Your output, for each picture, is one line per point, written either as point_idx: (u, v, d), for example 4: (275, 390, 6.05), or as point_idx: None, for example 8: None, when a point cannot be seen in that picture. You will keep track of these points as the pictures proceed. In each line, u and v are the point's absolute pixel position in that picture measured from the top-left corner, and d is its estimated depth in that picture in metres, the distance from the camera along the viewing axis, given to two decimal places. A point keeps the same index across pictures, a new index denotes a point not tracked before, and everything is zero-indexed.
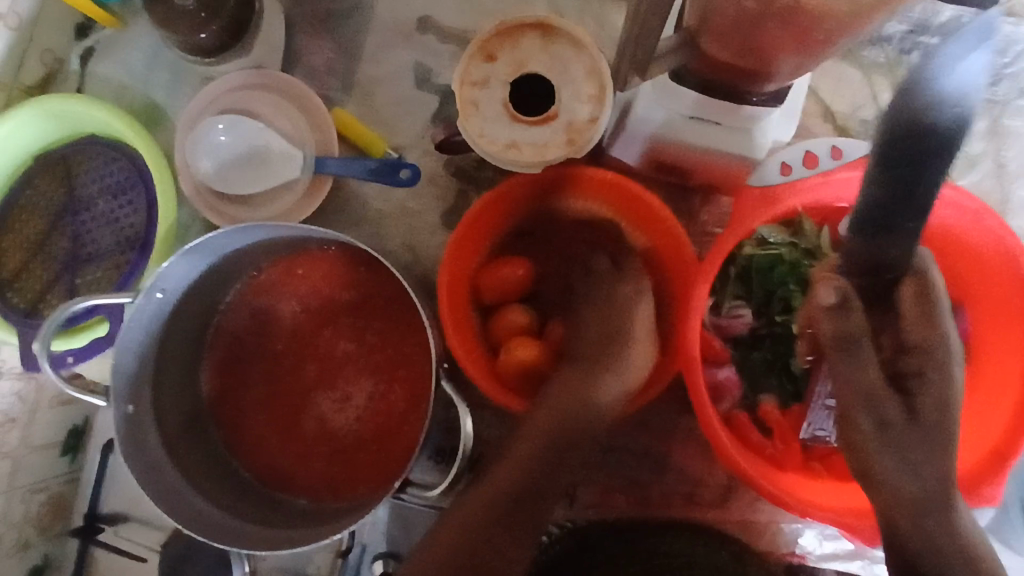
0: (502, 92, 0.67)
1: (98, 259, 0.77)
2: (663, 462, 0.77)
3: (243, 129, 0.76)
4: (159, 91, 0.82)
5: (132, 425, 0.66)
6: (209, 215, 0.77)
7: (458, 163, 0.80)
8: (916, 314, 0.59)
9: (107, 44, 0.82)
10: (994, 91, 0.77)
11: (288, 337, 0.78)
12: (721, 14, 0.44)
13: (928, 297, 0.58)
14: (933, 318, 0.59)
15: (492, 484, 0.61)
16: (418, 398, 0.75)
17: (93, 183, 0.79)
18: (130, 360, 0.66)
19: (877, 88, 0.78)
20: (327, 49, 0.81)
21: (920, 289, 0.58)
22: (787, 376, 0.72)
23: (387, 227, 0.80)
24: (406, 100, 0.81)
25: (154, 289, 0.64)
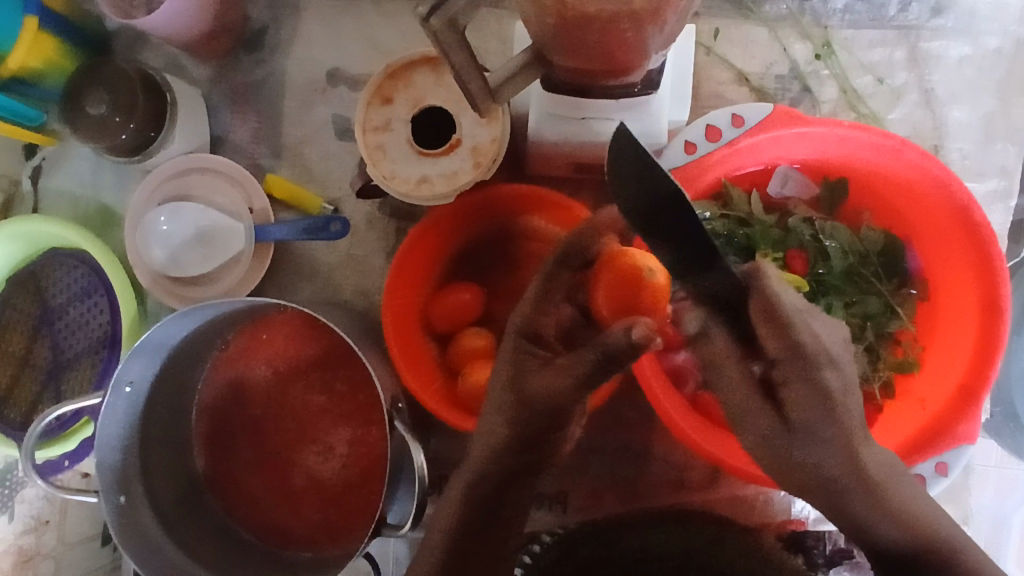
0: (405, 131, 0.69)
1: (78, 362, 0.83)
2: (647, 456, 0.78)
3: (183, 213, 0.78)
4: (107, 193, 0.86)
5: (126, 513, 0.70)
6: (170, 301, 0.80)
7: (393, 204, 0.82)
8: (769, 331, 0.53)
9: (53, 159, 0.86)
10: (904, 18, 0.76)
11: (265, 400, 0.80)
12: (544, 31, 0.45)
13: (776, 311, 0.52)
14: (786, 327, 0.53)
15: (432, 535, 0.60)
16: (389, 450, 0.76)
17: (61, 292, 0.83)
18: (113, 454, 0.70)
19: (786, 40, 0.76)
20: (251, 121, 0.84)
21: (766, 305, 0.53)
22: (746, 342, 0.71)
23: (338, 278, 0.83)
24: (335, 154, 0.84)
25: (121, 384, 0.67)
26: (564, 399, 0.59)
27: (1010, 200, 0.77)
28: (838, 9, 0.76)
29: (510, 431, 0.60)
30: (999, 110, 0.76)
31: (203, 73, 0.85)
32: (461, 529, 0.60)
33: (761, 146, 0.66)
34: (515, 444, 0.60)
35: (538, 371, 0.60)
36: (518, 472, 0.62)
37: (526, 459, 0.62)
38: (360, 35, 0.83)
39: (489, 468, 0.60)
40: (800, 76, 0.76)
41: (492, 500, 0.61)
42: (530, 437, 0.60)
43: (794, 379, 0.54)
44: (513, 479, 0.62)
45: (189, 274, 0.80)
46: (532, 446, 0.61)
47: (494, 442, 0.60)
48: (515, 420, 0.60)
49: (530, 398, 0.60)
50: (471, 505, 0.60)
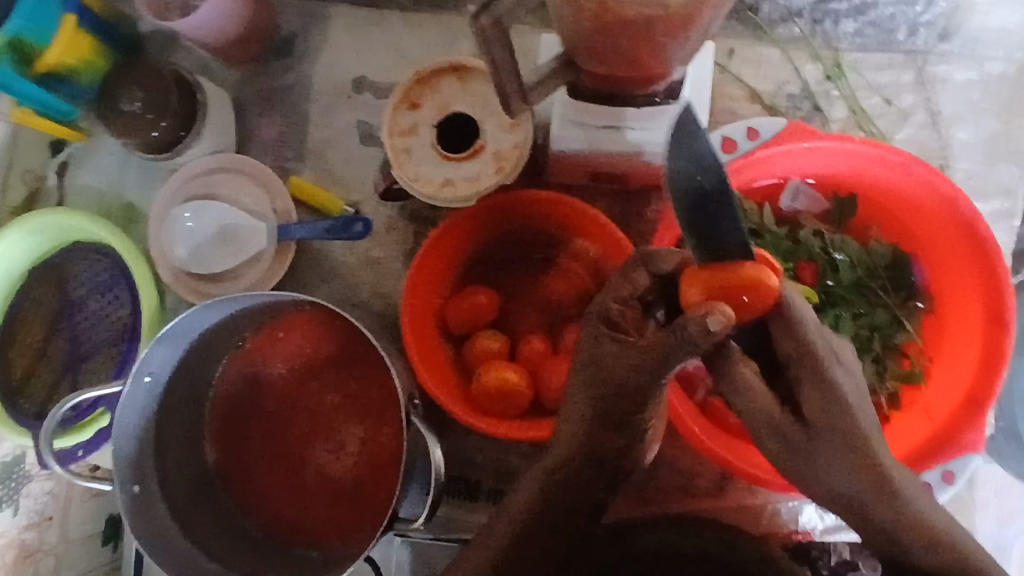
0: (430, 136, 0.72)
1: (95, 354, 0.84)
2: (655, 463, 0.79)
3: (208, 211, 0.81)
4: (130, 191, 0.88)
5: (139, 502, 0.71)
6: (189, 296, 0.82)
7: (411, 209, 0.84)
8: (780, 328, 0.52)
9: (79, 156, 0.89)
10: (913, 43, 0.79)
11: (278, 397, 0.81)
12: (576, 33, 0.47)
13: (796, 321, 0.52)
14: (798, 329, 0.52)
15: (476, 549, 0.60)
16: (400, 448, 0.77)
17: (82, 285, 0.85)
18: (129, 443, 0.71)
19: (798, 62, 0.79)
20: (276, 124, 0.87)
21: (786, 321, 0.52)
22: None
23: (354, 278, 0.84)
24: (356, 158, 0.86)
25: (141, 373, 0.69)
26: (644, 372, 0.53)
27: (1014, 220, 0.79)
28: (849, 33, 0.79)
29: (599, 411, 0.57)
30: (1004, 133, 0.79)
31: (231, 76, 0.88)
32: (553, 508, 0.60)
33: (775, 160, 0.68)
34: (606, 424, 0.57)
35: (617, 352, 0.54)
36: (604, 447, 0.58)
37: (613, 450, 0.58)
38: (385, 45, 0.86)
39: (569, 464, 0.59)
40: (811, 96, 0.79)
41: (563, 491, 0.60)
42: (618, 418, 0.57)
43: (809, 383, 0.53)
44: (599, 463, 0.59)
45: (210, 271, 0.81)
46: (618, 432, 0.57)
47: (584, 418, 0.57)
48: (605, 396, 0.56)
49: (611, 379, 0.55)
50: (531, 515, 0.60)
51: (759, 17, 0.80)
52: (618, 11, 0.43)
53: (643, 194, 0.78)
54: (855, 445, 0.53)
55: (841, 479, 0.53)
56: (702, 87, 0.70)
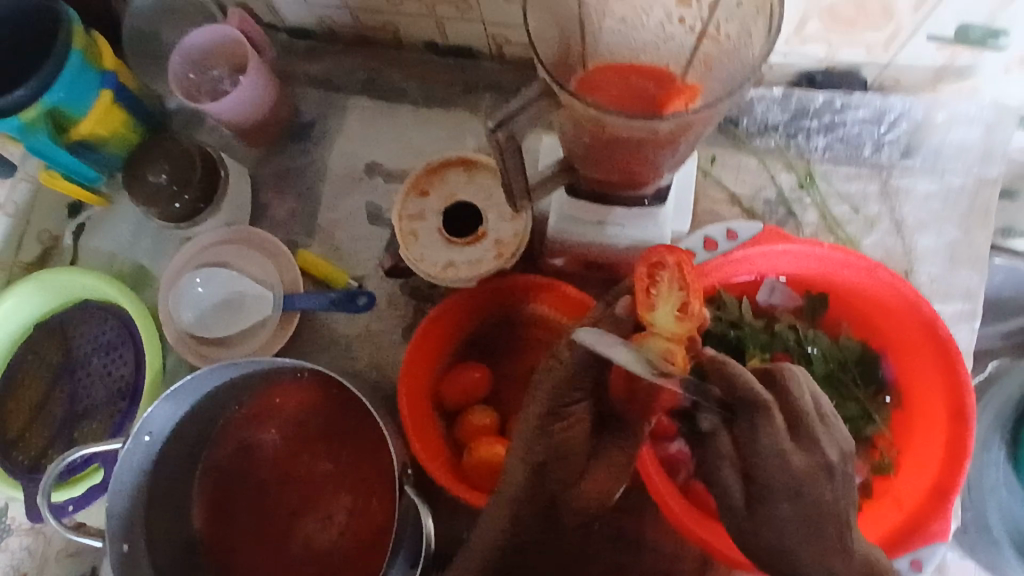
0: (436, 221, 0.77)
1: (93, 412, 0.85)
2: (636, 542, 0.80)
3: (219, 279, 0.86)
4: (143, 255, 0.93)
5: (126, 562, 0.71)
6: (191, 359, 0.84)
7: (412, 285, 0.88)
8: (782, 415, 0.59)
9: (97, 219, 0.94)
10: (878, 158, 0.87)
11: (271, 464, 0.82)
12: (579, 146, 0.54)
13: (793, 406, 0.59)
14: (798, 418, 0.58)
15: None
16: (390, 519, 0.78)
17: (86, 343, 0.87)
18: (123, 502, 0.71)
19: (773, 170, 0.88)
20: (290, 201, 0.92)
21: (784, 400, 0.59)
22: None
23: (354, 349, 0.87)
24: (363, 236, 0.91)
25: (141, 432, 0.71)
26: (572, 386, 0.66)
27: (975, 321, 0.85)
28: (819, 147, 0.88)
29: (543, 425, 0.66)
30: (964, 241, 0.86)
31: (252, 155, 0.95)
32: (503, 543, 0.66)
33: (752, 259, 0.74)
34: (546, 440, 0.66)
35: (550, 377, 0.66)
36: (540, 472, 0.66)
37: (551, 481, 0.67)
38: (398, 135, 0.93)
39: (517, 494, 0.65)
40: (786, 201, 0.88)
41: (519, 521, 0.65)
42: (556, 437, 0.66)
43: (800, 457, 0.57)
44: (536, 488, 0.66)
45: (215, 335, 0.85)
46: (556, 456, 0.66)
47: (528, 431, 0.66)
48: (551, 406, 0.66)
49: (549, 399, 0.66)
50: (493, 547, 0.65)
51: (739, 130, 0.88)
52: (614, 133, 0.50)
53: None
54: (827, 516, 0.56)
55: (818, 566, 0.56)
56: (686, 188, 0.77)
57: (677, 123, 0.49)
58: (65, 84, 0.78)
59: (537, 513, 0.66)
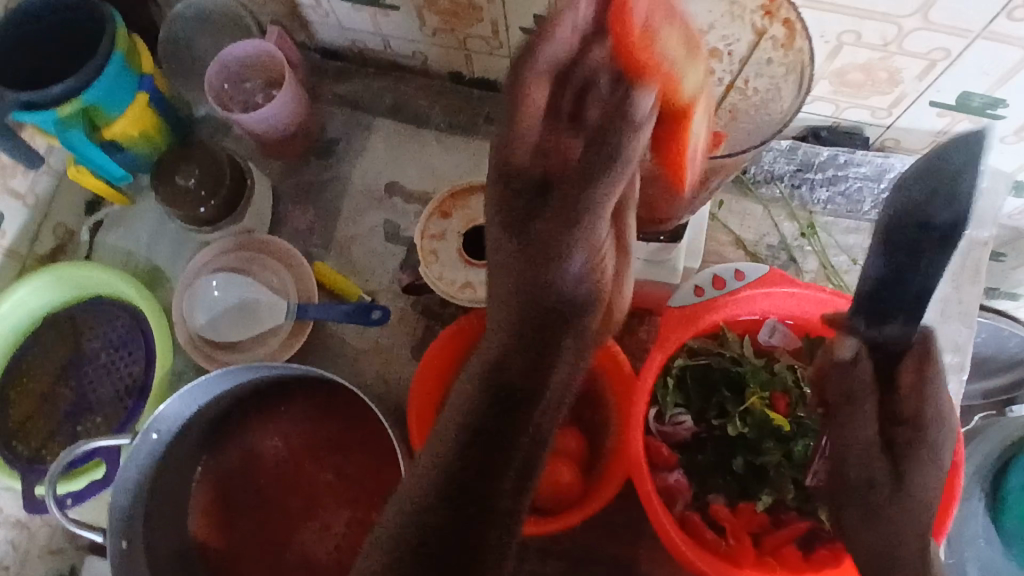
0: (456, 243, 0.80)
1: (99, 407, 0.85)
2: (629, 569, 0.80)
3: (235, 284, 0.87)
4: (160, 256, 0.94)
5: (124, 560, 0.71)
6: (202, 361, 0.86)
7: (424, 303, 0.90)
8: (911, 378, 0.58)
9: (116, 217, 0.95)
10: (876, 213, 0.92)
11: (272, 471, 0.83)
12: None
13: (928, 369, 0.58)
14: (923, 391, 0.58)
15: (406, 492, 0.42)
16: None
17: (96, 339, 0.88)
18: (127, 498, 0.72)
19: (777, 218, 0.93)
20: (310, 214, 0.95)
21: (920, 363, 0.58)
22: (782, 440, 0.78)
23: (363, 362, 0.89)
24: (379, 252, 0.93)
25: (150, 430, 0.71)
26: (570, 165, 0.45)
27: (961, 373, 0.89)
28: (822, 199, 0.92)
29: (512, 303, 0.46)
30: (954, 298, 0.90)
31: (275, 167, 0.97)
32: (478, 413, 0.43)
33: (757, 299, 0.77)
34: (524, 321, 0.46)
35: (521, 163, 0.47)
36: (532, 302, 0.46)
37: (553, 310, 0.46)
38: (420, 158, 0.96)
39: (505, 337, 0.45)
40: (787, 248, 0.92)
41: (501, 385, 0.44)
42: (549, 249, 0.46)
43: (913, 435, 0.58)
44: (533, 333, 0.45)
45: (226, 340, 0.87)
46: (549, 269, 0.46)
47: (493, 314, 0.47)
48: (525, 270, 0.46)
49: (528, 204, 0.47)
50: (468, 432, 0.42)
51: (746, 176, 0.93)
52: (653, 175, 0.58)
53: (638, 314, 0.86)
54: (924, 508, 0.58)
55: None
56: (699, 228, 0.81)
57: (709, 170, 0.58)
58: (106, 85, 0.81)
59: (537, 376, 0.44)
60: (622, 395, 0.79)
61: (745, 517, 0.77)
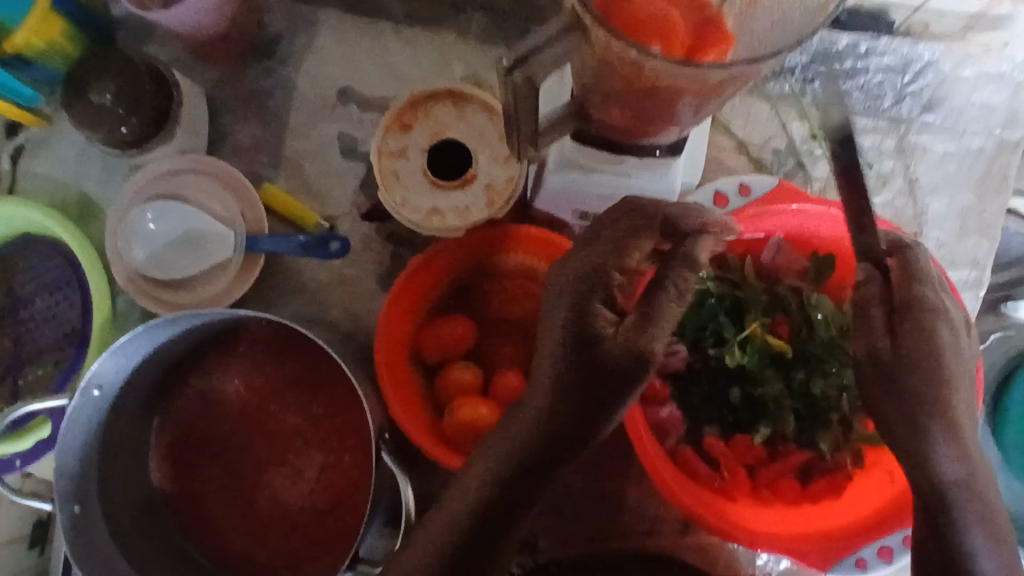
0: (421, 161, 0.70)
1: (37, 358, 0.77)
2: (620, 502, 0.77)
3: (173, 214, 0.77)
4: (91, 183, 0.83)
5: (79, 526, 0.65)
6: (145, 303, 0.77)
7: (391, 228, 0.81)
8: (903, 283, 0.57)
9: (37, 142, 0.83)
10: (897, 111, 0.82)
11: (236, 415, 0.77)
12: (607, 88, 0.53)
13: (914, 270, 0.57)
14: (913, 280, 0.56)
15: (433, 523, 0.57)
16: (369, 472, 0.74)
17: (31, 281, 0.79)
18: (72, 461, 0.64)
19: (785, 118, 0.83)
20: (254, 128, 0.83)
21: (904, 263, 0.57)
22: (780, 365, 0.73)
23: (326, 295, 0.80)
24: (336, 170, 0.82)
25: (90, 386, 0.63)
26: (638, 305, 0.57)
27: (978, 290, 0.82)
28: (837, 95, 0.82)
29: (553, 429, 0.56)
30: (975, 206, 0.82)
31: (209, 72, 0.84)
32: (499, 498, 0.56)
33: (763, 217, 0.69)
34: (556, 433, 0.56)
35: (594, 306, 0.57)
36: (587, 410, 0.56)
37: (581, 426, 0.56)
38: (377, 57, 0.83)
39: (540, 431, 0.56)
40: (796, 153, 0.83)
41: (531, 470, 0.57)
42: (603, 378, 0.56)
43: (912, 328, 0.56)
44: (572, 439, 0.57)
45: (171, 277, 0.77)
46: (598, 386, 0.56)
47: (531, 429, 0.57)
48: (563, 400, 0.56)
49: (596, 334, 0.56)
50: (484, 501, 0.57)
51: None
52: (654, 81, 0.50)
53: None
54: (936, 405, 0.56)
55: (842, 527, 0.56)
56: (698, 139, 0.71)
57: (728, 75, 0.49)
58: None
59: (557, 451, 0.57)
60: None
61: (740, 450, 0.72)
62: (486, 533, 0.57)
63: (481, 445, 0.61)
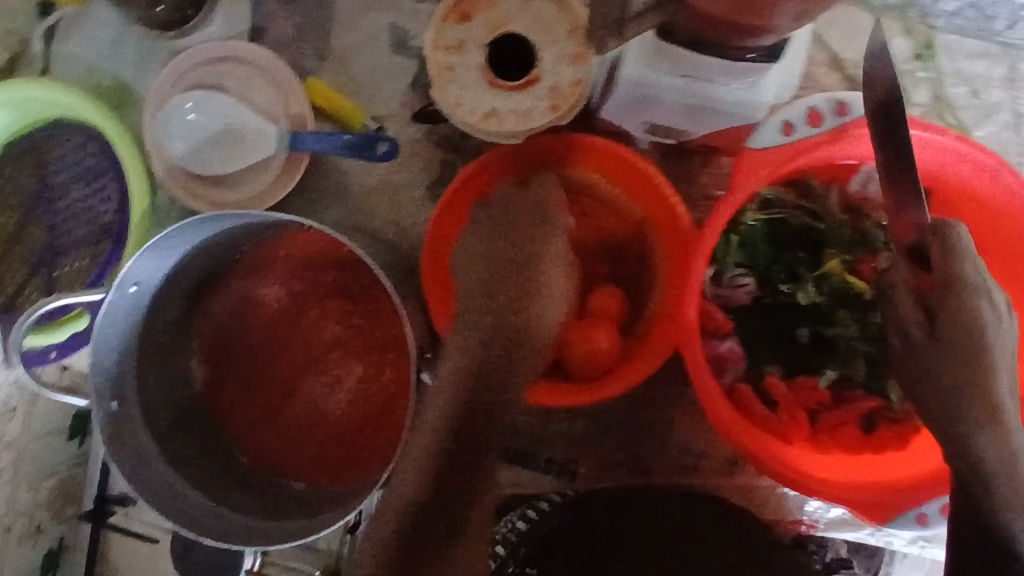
0: (479, 57, 0.63)
1: (74, 250, 0.76)
2: (664, 434, 0.74)
3: (212, 105, 0.72)
4: (127, 69, 0.78)
5: (117, 418, 0.64)
6: (184, 198, 0.73)
7: (441, 133, 0.75)
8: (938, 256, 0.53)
9: (69, 23, 0.78)
10: (1011, 35, 0.73)
11: (276, 320, 0.75)
12: None
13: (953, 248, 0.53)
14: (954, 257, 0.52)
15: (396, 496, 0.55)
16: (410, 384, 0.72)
17: (65, 171, 0.76)
18: (109, 356, 0.63)
19: (888, 32, 0.73)
20: (297, 16, 0.77)
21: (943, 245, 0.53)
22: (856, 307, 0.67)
23: (370, 201, 0.76)
24: (384, 68, 0.76)
25: (127, 282, 0.60)
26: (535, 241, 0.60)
27: None
28: (949, 10, 0.73)
29: (470, 394, 0.56)
30: None
31: None
32: (444, 453, 0.55)
33: (859, 141, 0.62)
34: (480, 376, 0.56)
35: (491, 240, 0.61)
36: (499, 346, 0.56)
37: (497, 358, 0.57)
38: None
39: (459, 383, 0.56)
40: (896, 72, 0.73)
41: (466, 415, 0.55)
42: (505, 295, 0.58)
43: (949, 309, 0.54)
44: (486, 379, 0.55)
45: (209, 172, 0.73)
46: (505, 307, 0.57)
47: (456, 387, 0.56)
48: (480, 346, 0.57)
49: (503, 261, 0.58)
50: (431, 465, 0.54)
51: None
52: None
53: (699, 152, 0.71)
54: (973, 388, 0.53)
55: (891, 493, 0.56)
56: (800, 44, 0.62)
57: None
58: None
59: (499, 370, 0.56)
60: (679, 258, 0.66)
61: (802, 392, 0.68)
62: (429, 513, 0.54)
63: (415, 422, 0.58)
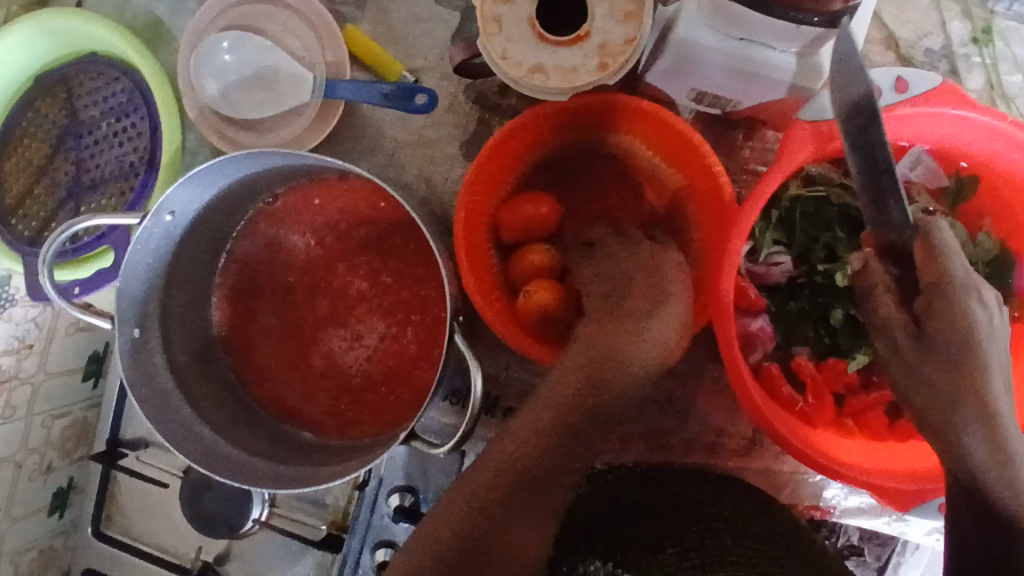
0: (528, 9, 0.62)
1: (102, 186, 0.75)
2: (685, 410, 0.73)
3: (249, 47, 0.71)
4: (161, 6, 0.77)
5: (138, 348, 0.65)
6: (212, 139, 0.72)
7: (479, 89, 0.73)
8: (922, 256, 0.52)
9: None
10: None
11: (301, 270, 0.74)
12: None
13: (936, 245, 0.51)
14: (939, 256, 0.51)
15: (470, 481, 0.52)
16: (432, 343, 0.71)
17: (94, 106, 0.75)
18: (136, 282, 0.63)
19: (946, 13, 0.71)
20: None
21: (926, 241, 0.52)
22: None
23: (403, 155, 0.75)
24: (425, 19, 0.74)
25: (163, 210, 0.60)
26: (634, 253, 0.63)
27: None
28: None
29: (584, 381, 0.54)
30: None
31: None
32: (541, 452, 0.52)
33: (913, 120, 0.60)
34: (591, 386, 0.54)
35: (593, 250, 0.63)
36: (610, 356, 0.54)
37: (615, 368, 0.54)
38: None
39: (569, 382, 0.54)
40: (951, 56, 0.71)
41: (570, 429, 0.53)
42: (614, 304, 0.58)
43: (937, 314, 0.51)
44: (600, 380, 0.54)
45: (242, 117, 0.72)
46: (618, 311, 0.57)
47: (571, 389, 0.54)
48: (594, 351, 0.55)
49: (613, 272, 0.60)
50: (522, 462, 0.52)
51: None
52: None
53: (742, 124, 0.70)
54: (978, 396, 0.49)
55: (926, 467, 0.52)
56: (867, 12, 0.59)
57: None
58: None
59: (613, 378, 0.54)
60: (715, 226, 0.64)
61: (831, 374, 0.67)
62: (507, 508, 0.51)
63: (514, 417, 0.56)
